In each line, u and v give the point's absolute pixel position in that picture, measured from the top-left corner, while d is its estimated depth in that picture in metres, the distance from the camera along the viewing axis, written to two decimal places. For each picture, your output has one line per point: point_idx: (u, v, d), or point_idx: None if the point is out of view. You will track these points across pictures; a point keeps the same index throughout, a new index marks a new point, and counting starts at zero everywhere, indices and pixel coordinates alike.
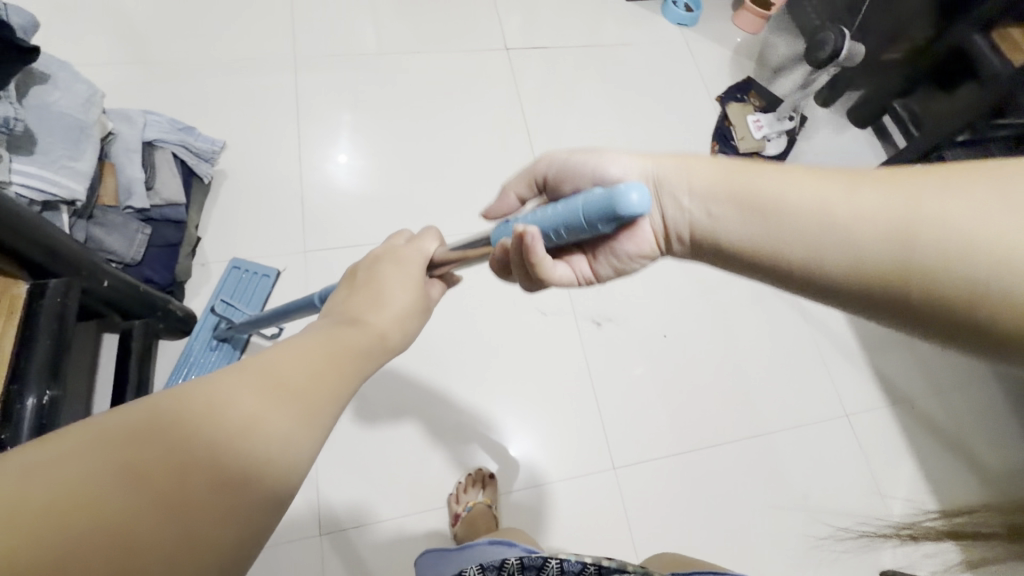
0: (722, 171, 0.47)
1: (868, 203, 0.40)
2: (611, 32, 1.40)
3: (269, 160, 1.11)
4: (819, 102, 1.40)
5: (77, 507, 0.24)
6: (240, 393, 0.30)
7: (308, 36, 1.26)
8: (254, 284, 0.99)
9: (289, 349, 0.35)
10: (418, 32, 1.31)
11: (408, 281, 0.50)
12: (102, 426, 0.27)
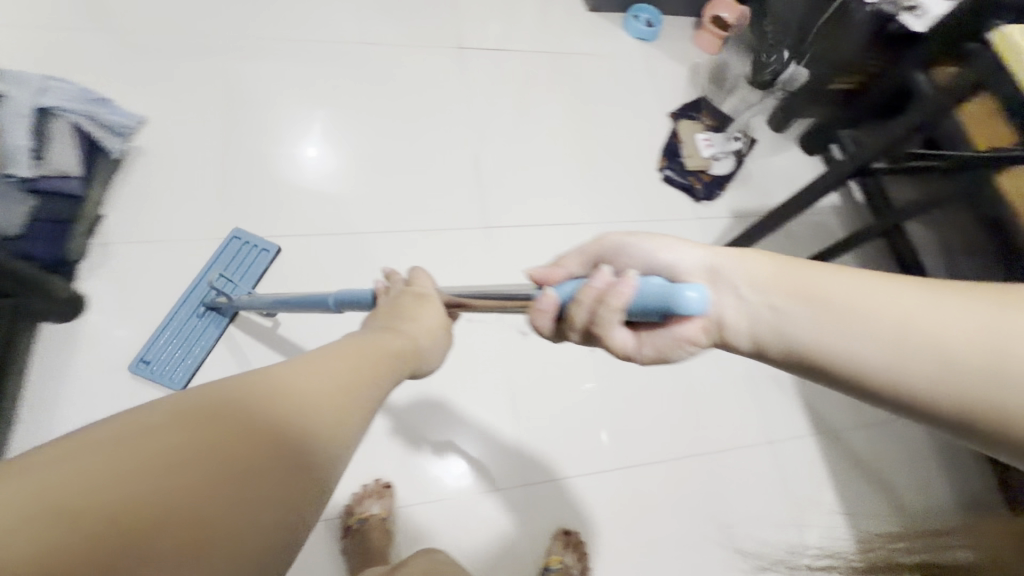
0: (769, 264, 0.47)
1: (891, 305, 0.41)
2: (568, 41, 1.38)
3: (190, 141, 1.06)
4: (773, 127, 1.40)
5: (146, 488, 0.28)
6: (282, 378, 0.35)
7: (254, 17, 1.21)
8: (252, 259, 0.99)
9: (308, 365, 0.37)
10: (367, 22, 1.28)
11: (442, 311, 0.56)
12: (132, 418, 0.30)
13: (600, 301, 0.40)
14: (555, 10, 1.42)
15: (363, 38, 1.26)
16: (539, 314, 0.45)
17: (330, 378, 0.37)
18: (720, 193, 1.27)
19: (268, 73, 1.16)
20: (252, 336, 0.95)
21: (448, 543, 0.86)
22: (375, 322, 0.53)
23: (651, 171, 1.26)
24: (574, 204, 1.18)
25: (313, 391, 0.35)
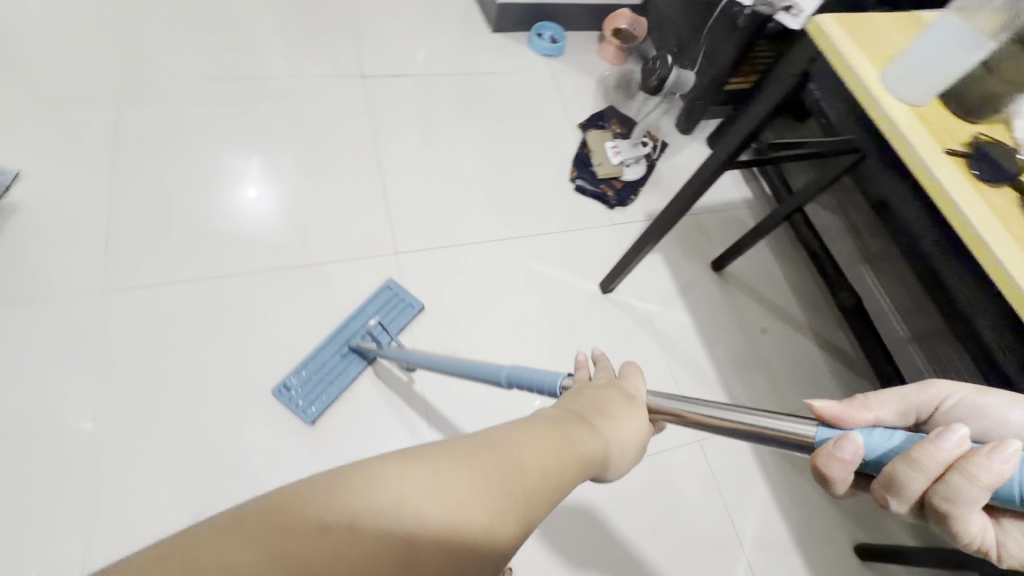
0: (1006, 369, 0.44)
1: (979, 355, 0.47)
2: (472, 64, 1.41)
3: (75, 194, 1.03)
4: (681, 129, 1.40)
5: (312, 565, 0.25)
6: (472, 486, 0.30)
7: (152, 66, 1.21)
8: (400, 311, 1.04)
9: (484, 461, 0.31)
10: (266, 62, 1.29)
11: (643, 417, 0.44)
12: (324, 500, 0.27)
13: (955, 473, 0.33)
14: (460, 37, 1.46)
15: (265, 78, 1.26)
16: (832, 462, 0.35)
17: (533, 462, 0.33)
18: (633, 197, 1.29)
19: (167, 119, 1.15)
20: (389, 386, 1.00)
21: None
22: (566, 402, 0.43)
23: (563, 183, 1.28)
24: (487, 222, 1.19)
25: (494, 484, 0.31)
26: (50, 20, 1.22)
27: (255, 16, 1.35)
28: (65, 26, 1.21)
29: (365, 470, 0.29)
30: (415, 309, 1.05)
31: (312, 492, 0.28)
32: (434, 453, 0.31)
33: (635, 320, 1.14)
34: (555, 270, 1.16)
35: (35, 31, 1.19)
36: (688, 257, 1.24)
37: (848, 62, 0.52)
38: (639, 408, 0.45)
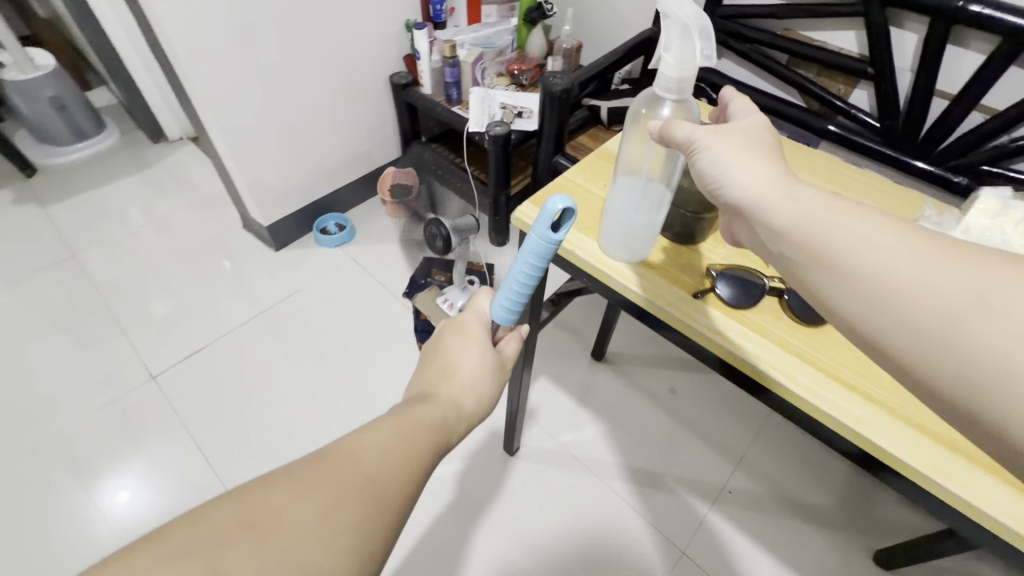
0: (808, 202, 0.36)
1: (899, 245, 0.32)
2: (271, 293, 1.34)
3: None
4: (496, 244, 1.42)
5: (272, 528, 0.32)
6: (368, 454, 0.38)
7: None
8: None
9: (365, 438, 0.40)
10: (35, 421, 1.10)
11: (480, 342, 0.55)
12: (267, 492, 0.34)
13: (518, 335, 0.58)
14: (248, 277, 1.38)
15: (42, 449, 1.06)
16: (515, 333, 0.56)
17: (383, 461, 0.39)
18: None
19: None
20: None
21: None
22: (419, 378, 0.53)
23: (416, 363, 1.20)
24: None
25: (356, 487, 0.36)
26: None
27: (3, 385, 1.16)
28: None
29: (252, 486, 0.34)
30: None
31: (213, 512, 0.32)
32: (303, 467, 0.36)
33: (556, 459, 1.04)
34: (455, 460, 1.04)
35: None
36: (569, 363, 1.20)
37: (559, 242, 0.51)
38: (473, 336, 0.55)
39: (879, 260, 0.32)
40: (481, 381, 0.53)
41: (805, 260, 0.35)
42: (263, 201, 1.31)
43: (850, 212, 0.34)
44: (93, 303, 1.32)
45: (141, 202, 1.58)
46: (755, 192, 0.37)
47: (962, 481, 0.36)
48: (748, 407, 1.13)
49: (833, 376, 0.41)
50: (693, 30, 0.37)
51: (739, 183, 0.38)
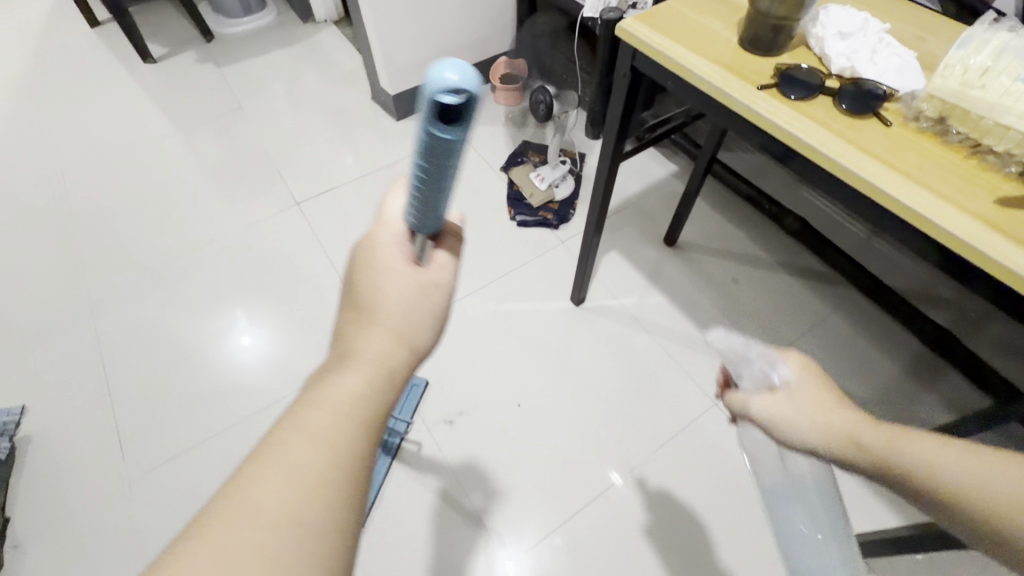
0: (855, 430, 0.45)
1: (959, 462, 0.40)
2: (391, 154, 1.56)
3: (74, 395, 1.08)
4: (591, 136, 1.52)
5: None
6: (250, 530, 0.30)
7: (116, 267, 1.31)
8: (407, 395, 1.06)
9: (247, 503, 0.31)
10: (210, 220, 1.42)
11: (397, 275, 0.39)
12: None
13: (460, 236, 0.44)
14: (372, 139, 1.60)
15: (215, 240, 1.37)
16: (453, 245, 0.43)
17: (276, 517, 0.31)
18: (573, 211, 1.36)
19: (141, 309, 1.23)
20: (422, 454, 1.01)
21: None
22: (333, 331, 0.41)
23: (504, 222, 1.35)
24: None
25: (278, 551, 0.30)
26: (11, 262, 1.33)
27: (188, 194, 1.48)
28: (25, 268, 1.32)
29: None
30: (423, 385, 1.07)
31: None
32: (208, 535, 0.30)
33: (618, 317, 1.18)
34: (528, 302, 1.20)
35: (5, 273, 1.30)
36: (641, 245, 1.31)
37: (650, 46, 0.60)
38: (389, 266, 0.40)
39: (944, 477, 0.40)
40: (419, 329, 0.39)
41: (895, 483, 0.43)
42: (393, 71, 1.50)
43: (906, 440, 0.42)
44: (255, 147, 1.62)
45: (291, 72, 1.85)
46: (819, 435, 0.47)
47: (964, 227, 0.44)
48: (805, 305, 1.20)
49: (875, 157, 0.49)
50: (751, 355, 0.55)
51: (800, 432, 0.48)
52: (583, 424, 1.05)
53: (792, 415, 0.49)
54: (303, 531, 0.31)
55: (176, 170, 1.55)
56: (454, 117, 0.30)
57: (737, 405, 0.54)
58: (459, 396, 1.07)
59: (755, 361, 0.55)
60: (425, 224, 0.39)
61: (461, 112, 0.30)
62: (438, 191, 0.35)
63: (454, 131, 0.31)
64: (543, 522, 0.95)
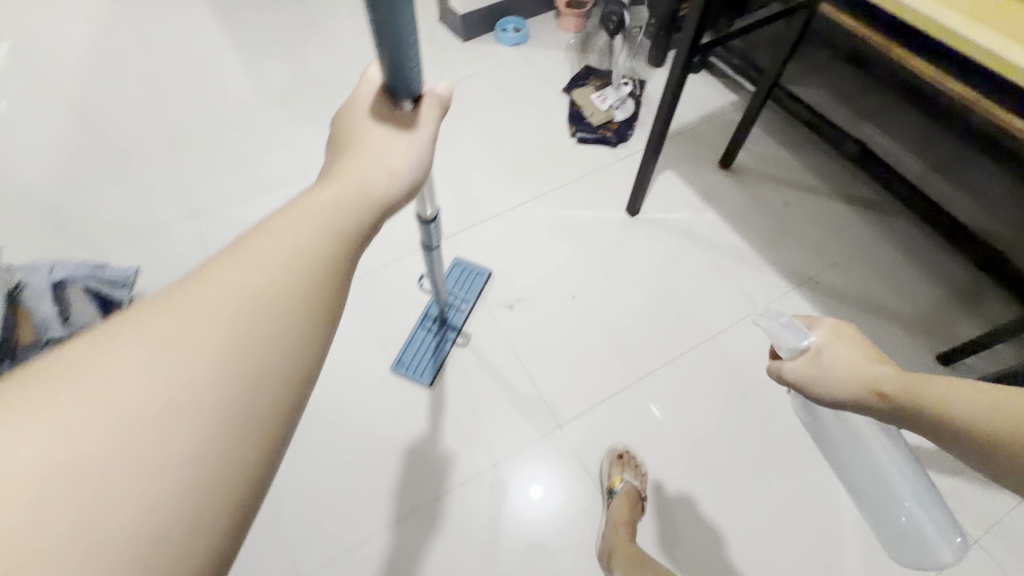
0: (898, 381, 0.47)
1: (970, 395, 0.42)
2: (458, 70, 1.61)
3: (189, 272, 1.26)
4: (653, 64, 1.54)
5: (103, 434, 0.26)
6: (218, 323, 0.30)
7: (215, 170, 1.48)
8: (472, 280, 1.17)
9: (212, 300, 0.30)
10: (296, 130, 1.57)
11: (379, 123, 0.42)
12: (84, 400, 0.26)
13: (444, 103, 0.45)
14: (439, 56, 1.66)
15: (302, 154, 1.52)
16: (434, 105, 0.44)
17: (242, 314, 0.30)
18: (631, 132, 1.42)
19: (241, 211, 1.40)
20: (485, 333, 1.12)
21: (507, 507, 0.96)
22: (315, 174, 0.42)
23: (566, 139, 1.42)
24: (511, 189, 1.32)
25: (226, 337, 0.29)
26: (125, 161, 1.50)
27: (273, 106, 1.62)
28: (136, 167, 1.48)
29: (52, 398, 0.26)
30: (486, 273, 1.17)
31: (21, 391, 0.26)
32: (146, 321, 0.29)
33: (672, 230, 1.25)
34: (587, 212, 1.28)
35: (123, 171, 1.48)
36: (697, 167, 1.36)
37: None
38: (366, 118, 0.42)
39: (953, 408, 0.43)
40: (388, 177, 0.40)
41: (925, 425, 0.45)
42: None
43: (925, 381, 0.45)
44: (329, 65, 1.71)
45: None
46: (843, 385, 0.50)
47: None
48: (855, 229, 1.23)
49: None
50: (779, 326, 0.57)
51: (831, 387, 0.51)
52: (632, 319, 1.14)
53: (821, 371, 0.52)
54: (253, 323, 0.30)
55: (259, 84, 1.67)
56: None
57: (782, 372, 0.56)
58: (520, 286, 1.17)
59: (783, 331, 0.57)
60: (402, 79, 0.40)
61: None
62: (390, 39, 0.37)
63: None
64: (593, 397, 1.06)
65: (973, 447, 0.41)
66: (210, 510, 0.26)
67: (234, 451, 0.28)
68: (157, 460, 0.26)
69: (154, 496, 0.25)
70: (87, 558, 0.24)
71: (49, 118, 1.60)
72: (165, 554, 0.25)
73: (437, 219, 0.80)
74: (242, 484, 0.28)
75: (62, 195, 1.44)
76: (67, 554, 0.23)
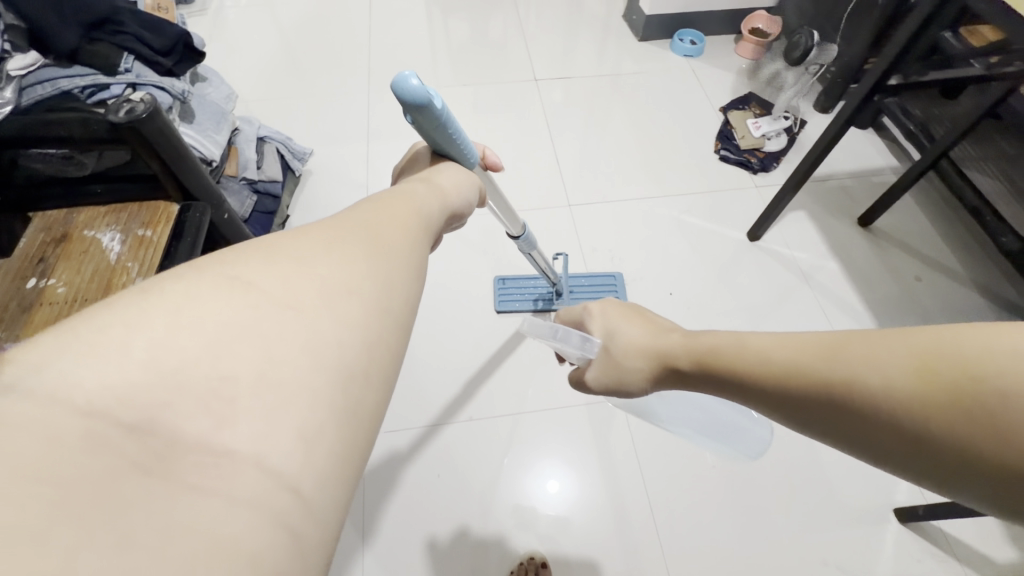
0: (699, 349, 0.43)
1: (760, 349, 0.37)
2: (626, 64, 1.70)
3: (348, 168, 1.47)
4: (818, 109, 1.52)
5: (312, 279, 0.30)
6: (361, 226, 0.37)
7: (393, 92, 1.69)
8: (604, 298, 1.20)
9: (353, 219, 0.38)
10: (469, 74, 1.73)
11: (452, 169, 0.58)
12: (294, 257, 0.31)
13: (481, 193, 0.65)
14: (612, 49, 1.76)
15: (450, 98, 1.67)
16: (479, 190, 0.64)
17: (375, 226, 0.38)
18: (775, 165, 1.42)
19: (396, 131, 1.58)
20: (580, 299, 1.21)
21: (542, 449, 1.05)
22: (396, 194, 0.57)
23: (708, 153, 1.45)
24: (642, 184, 1.40)
25: (372, 248, 0.35)
26: (325, 66, 1.75)
27: (456, 52, 1.81)
28: (325, 74, 1.73)
29: (258, 256, 0.31)
30: (617, 282, 1.21)
31: (234, 258, 0.30)
32: (306, 230, 0.34)
33: (787, 267, 1.25)
34: (709, 226, 1.31)
35: (320, 73, 1.73)
36: (832, 217, 1.34)
37: None
38: (442, 162, 0.60)
39: (741, 365, 0.38)
40: (456, 200, 0.55)
41: (732, 389, 0.39)
42: None
43: (718, 345, 0.41)
44: (507, 31, 1.87)
45: None
46: (641, 359, 0.48)
47: None
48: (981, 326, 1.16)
49: None
50: (562, 336, 0.56)
51: (644, 362, 0.48)
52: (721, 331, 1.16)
53: (630, 344, 0.50)
54: (388, 246, 0.37)
55: (439, 34, 1.86)
56: (414, 109, 0.49)
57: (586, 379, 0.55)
58: (623, 267, 1.25)
59: (561, 337, 0.56)
60: (454, 156, 0.59)
61: (413, 109, 0.49)
62: (439, 141, 0.56)
63: (413, 113, 0.50)
64: None
65: (778, 401, 0.35)
66: (381, 367, 0.30)
67: (394, 312, 0.33)
68: (345, 319, 0.30)
69: (345, 341, 0.29)
70: (307, 376, 0.27)
71: (276, 17, 1.90)
72: (352, 392, 0.28)
73: (522, 237, 0.89)
74: (393, 359, 0.32)
75: (270, 79, 1.71)
76: (305, 357, 0.27)
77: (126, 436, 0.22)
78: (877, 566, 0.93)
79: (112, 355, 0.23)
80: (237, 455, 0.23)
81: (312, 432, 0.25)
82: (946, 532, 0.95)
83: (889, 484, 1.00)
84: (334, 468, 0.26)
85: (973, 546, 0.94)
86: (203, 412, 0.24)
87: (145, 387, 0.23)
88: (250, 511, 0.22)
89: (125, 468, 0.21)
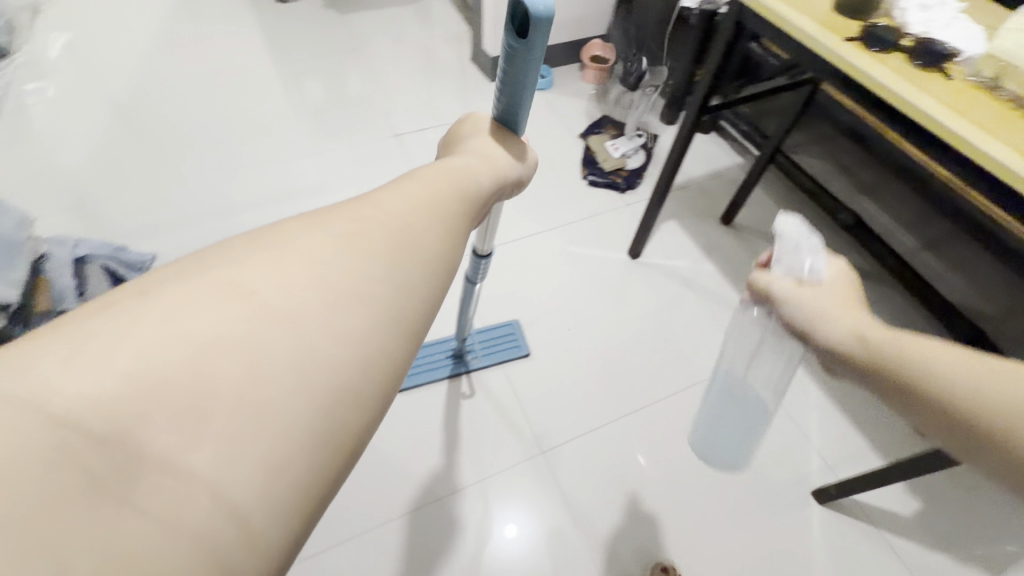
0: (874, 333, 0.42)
1: (944, 357, 0.38)
2: (484, 106, 1.72)
3: None
4: (666, 120, 1.62)
5: (310, 285, 0.30)
6: (389, 214, 0.36)
7: (246, 168, 1.55)
8: (506, 348, 1.17)
9: (392, 205, 0.37)
10: (328, 137, 1.65)
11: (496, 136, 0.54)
12: (300, 255, 0.32)
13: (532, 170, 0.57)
14: (468, 93, 1.78)
15: (310, 168, 1.57)
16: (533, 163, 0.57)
17: (407, 214, 0.36)
18: (639, 181, 1.49)
19: (256, 213, 1.45)
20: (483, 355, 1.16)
21: (485, 518, 0.97)
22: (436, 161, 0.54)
23: (577, 181, 1.49)
24: (522, 222, 1.40)
25: (391, 248, 0.34)
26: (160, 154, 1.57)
27: (309, 116, 1.71)
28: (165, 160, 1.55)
29: (264, 255, 0.31)
30: (516, 331, 1.19)
31: (234, 256, 0.31)
32: (330, 219, 0.35)
33: (671, 279, 1.30)
34: (592, 253, 1.33)
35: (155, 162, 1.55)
36: (700, 220, 1.43)
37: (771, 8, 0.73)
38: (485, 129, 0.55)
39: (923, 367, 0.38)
40: (508, 166, 0.51)
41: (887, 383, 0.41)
42: (497, 36, 1.67)
43: (906, 334, 0.41)
44: (363, 86, 1.82)
45: (403, 26, 2.05)
46: (833, 323, 0.45)
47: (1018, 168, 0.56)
48: None
49: (948, 108, 0.62)
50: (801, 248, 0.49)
51: (821, 325, 0.45)
52: (625, 355, 1.18)
53: (803, 297, 0.47)
54: (410, 246, 0.35)
55: (290, 99, 1.76)
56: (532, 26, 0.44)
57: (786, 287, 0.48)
58: (521, 311, 1.23)
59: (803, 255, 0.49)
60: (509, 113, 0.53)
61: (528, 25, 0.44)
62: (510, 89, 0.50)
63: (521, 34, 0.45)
64: (583, 428, 1.08)
65: (941, 419, 0.37)
66: (370, 390, 0.30)
67: (403, 325, 0.32)
68: (341, 334, 0.30)
69: (339, 357, 0.29)
70: (288, 394, 0.27)
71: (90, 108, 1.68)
72: (337, 413, 0.28)
73: (490, 255, 0.86)
74: (393, 372, 0.31)
75: (93, 178, 1.50)
76: (290, 375, 0.27)
77: (93, 449, 0.24)
78: (812, 553, 0.96)
79: (86, 366, 0.25)
80: (196, 481, 0.24)
81: (278, 463, 0.26)
82: (860, 502, 1.01)
83: (804, 469, 1.05)
84: (302, 494, 0.26)
85: (884, 507, 1.01)
86: (178, 430, 0.25)
87: (120, 396, 0.25)
88: (189, 541, 0.23)
89: (79, 486, 0.23)
